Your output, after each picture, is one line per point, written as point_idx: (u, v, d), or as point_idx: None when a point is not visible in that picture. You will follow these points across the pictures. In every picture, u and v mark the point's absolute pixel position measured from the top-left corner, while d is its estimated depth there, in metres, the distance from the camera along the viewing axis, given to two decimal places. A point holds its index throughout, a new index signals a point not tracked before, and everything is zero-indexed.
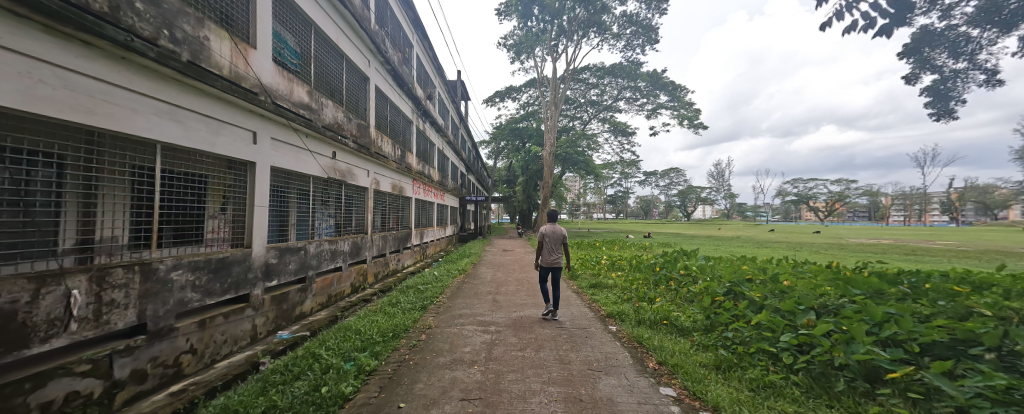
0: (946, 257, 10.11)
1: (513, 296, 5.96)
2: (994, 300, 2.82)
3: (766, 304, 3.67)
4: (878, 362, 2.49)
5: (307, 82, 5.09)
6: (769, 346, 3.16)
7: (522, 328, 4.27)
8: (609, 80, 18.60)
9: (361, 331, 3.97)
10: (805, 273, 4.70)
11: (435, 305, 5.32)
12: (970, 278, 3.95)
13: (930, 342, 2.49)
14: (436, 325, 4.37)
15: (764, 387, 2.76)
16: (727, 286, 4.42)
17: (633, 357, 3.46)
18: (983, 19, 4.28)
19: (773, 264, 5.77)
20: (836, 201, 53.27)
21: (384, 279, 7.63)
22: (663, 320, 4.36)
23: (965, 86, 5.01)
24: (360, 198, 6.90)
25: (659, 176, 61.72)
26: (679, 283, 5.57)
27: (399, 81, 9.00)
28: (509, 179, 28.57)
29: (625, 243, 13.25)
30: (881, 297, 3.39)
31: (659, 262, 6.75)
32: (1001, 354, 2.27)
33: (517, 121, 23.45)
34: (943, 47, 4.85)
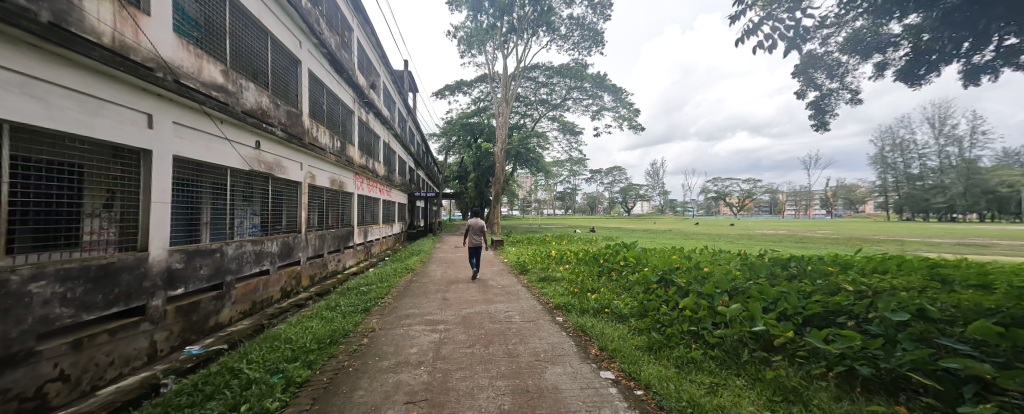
0: (832, 244, 12.07)
1: (463, 293, 5.87)
2: (856, 278, 3.42)
3: (690, 289, 4.04)
4: (777, 334, 2.88)
5: (221, 61, 4.48)
6: (691, 327, 3.48)
7: (472, 325, 4.21)
8: (558, 80, 19.06)
9: (292, 339, 3.60)
10: (722, 260, 5.30)
11: (378, 307, 5.03)
12: (845, 260, 4.77)
13: (812, 314, 2.97)
14: (380, 328, 4.13)
15: (688, 363, 3.03)
16: (660, 274, 4.81)
17: (578, 345, 3.59)
18: (851, 48, 5.08)
19: (700, 253, 6.38)
20: (750, 198, 60.69)
21: (321, 281, 7.05)
22: (604, 308, 4.60)
23: (837, 103, 5.92)
24: (291, 192, 6.28)
25: (605, 173, 65.17)
26: (619, 274, 5.92)
27: (337, 67, 8.36)
28: (461, 175, 28.23)
29: (573, 237, 13.74)
30: (782, 278, 3.92)
31: (603, 254, 7.10)
32: (859, 320, 2.78)
33: (468, 116, 23.20)
34: (822, 70, 5.68)
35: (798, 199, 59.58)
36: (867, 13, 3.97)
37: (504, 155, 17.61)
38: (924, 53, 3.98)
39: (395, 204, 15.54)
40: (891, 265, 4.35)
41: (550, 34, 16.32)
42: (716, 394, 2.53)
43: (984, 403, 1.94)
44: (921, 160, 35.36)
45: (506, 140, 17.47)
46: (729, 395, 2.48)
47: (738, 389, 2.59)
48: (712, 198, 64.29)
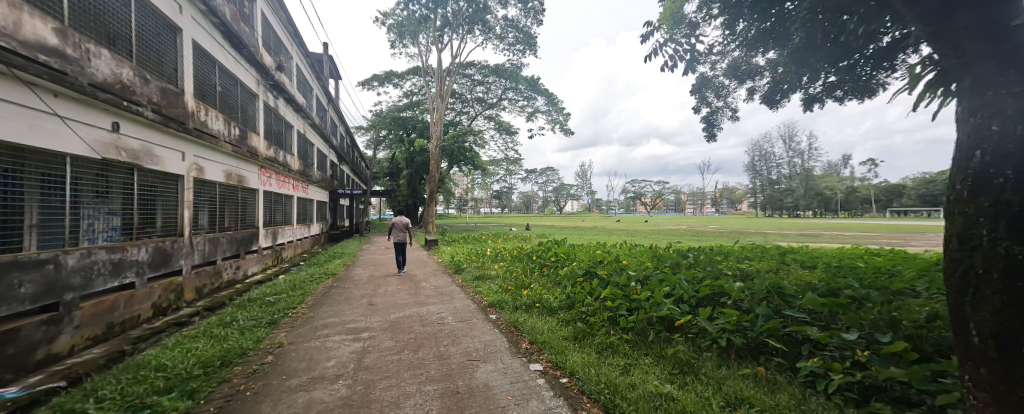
0: (725, 236, 14.24)
1: (392, 296, 5.51)
2: (735, 265, 4.12)
3: (610, 281, 4.42)
4: (677, 315, 3.28)
5: (55, 17, 3.51)
6: (610, 315, 3.79)
7: (400, 330, 3.96)
8: (493, 79, 19.13)
9: (167, 366, 2.97)
10: (639, 253, 5.90)
11: (288, 318, 4.44)
12: (732, 249, 5.65)
13: (703, 296, 3.49)
14: (290, 341, 3.66)
15: (606, 348, 3.27)
16: (585, 268, 5.16)
17: (510, 340, 3.63)
18: (730, 74, 6.06)
19: (621, 247, 6.96)
20: (661, 198, 68.57)
21: (213, 292, 6.00)
22: (536, 303, 4.74)
23: (722, 118, 6.97)
24: (169, 188, 5.24)
25: (538, 173, 67.60)
26: (551, 268, 6.17)
27: (233, 42, 7.19)
28: (392, 172, 26.67)
29: (509, 236, 13.91)
30: (685, 267, 4.49)
31: (536, 251, 7.33)
32: (734, 299, 3.35)
33: (400, 110, 22.05)
34: (711, 90, 6.65)
35: (698, 200, 69.11)
36: (741, 46, 4.76)
37: (438, 152, 17.04)
38: (780, 83, 4.90)
39: (313, 202, 13.98)
40: (762, 253, 5.32)
41: (485, 33, 16.31)
42: (628, 373, 2.78)
43: (813, 357, 2.58)
44: (783, 167, 43.82)
45: (441, 137, 16.88)
46: (639, 373, 2.75)
47: (646, 366, 2.89)
48: (630, 197, 71.13)
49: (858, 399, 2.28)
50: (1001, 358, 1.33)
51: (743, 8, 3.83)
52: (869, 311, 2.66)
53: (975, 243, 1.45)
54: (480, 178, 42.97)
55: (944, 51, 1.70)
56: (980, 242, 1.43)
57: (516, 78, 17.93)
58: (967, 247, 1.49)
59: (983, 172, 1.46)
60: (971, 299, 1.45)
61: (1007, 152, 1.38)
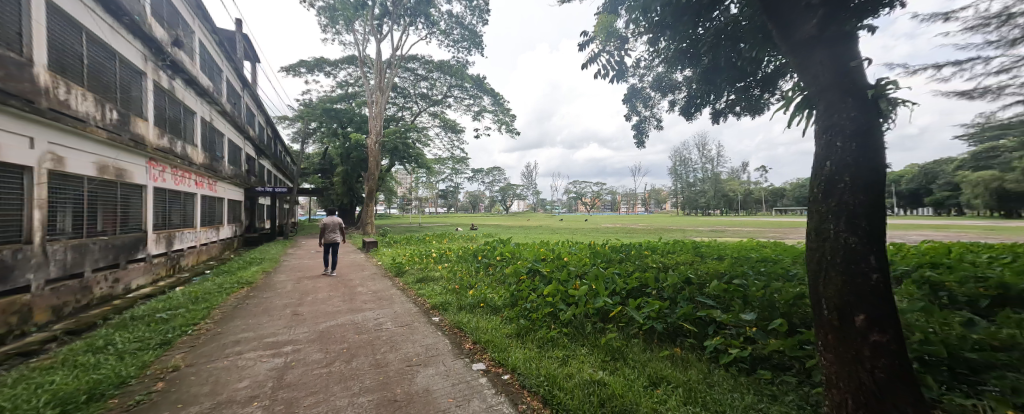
0: (656, 233, 15.54)
1: (322, 304, 5.02)
2: (657, 261, 4.67)
3: (552, 277, 4.60)
4: (610, 307, 3.54)
5: None
6: (551, 309, 3.91)
7: (330, 340, 3.63)
8: (438, 76, 18.51)
9: (3, 408, 2.34)
10: (577, 250, 6.24)
11: (187, 337, 3.80)
12: (658, 246, 6.28)
13: (632, 288, 3.88)
14: (190, 364, 3.13)
15: (547, 342, 3.36)
16: (528, 266, 5.31)
17: (453, 342, 3.53)
18: (657, 88, 6.63)
19: (563, 245, 7.23)
20: (599, 198, 72.77)
21: (80, 311, 4.91)
22: (480, 303, 4.67)
23: (649, 127, 7.62)
24: (11, 183, 4.18)
25: (485, 173, 67.23)
26: (495, 267, 6.18)
27: (108, 6, 5.96)
28: (325, 168, 24.50)
29: (454, 235, 13.60)
30: (618, 261, 4.86)
31: (481, 251, 7.26)
32: (658, 291, 3.77)
33: (333, 101, 20.34)
34: (639, 102, 7.25)
35: (631, 200, 74.79)
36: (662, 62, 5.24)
37: (378, 149, 16.03)
38: (693, 99, 5.49)
39: (224, 201, 12.23)
40: (681, 248, 5.99)
41: (428, 26, 15.78)
42: (566, 364, 2.90)
43: (717, 335, 3.02)
44: (701, 171, 49.41)
45: (381, 133, 15.85)
46: (576, 363, 2.88)
47: (582, 356, 3.04)
48: (572, 197, 74.37)
49: (747, 368, 2.71)
50: (843, 326, 1.67)
51: (665, 27, 4.22)
52: (762, 294, 3.17)
53: (826, 236, 1.78)
54: (424, 177, 41.44)
55: (804, 81, 2.07)
56: (830, 234, 1.76)
57: (462, 76, 17.39)
58: (821, 238, 1.81)
59: (832, 178, 1.79)
60: (823, 281, 1.79)
61: (846, 163, 1.73)
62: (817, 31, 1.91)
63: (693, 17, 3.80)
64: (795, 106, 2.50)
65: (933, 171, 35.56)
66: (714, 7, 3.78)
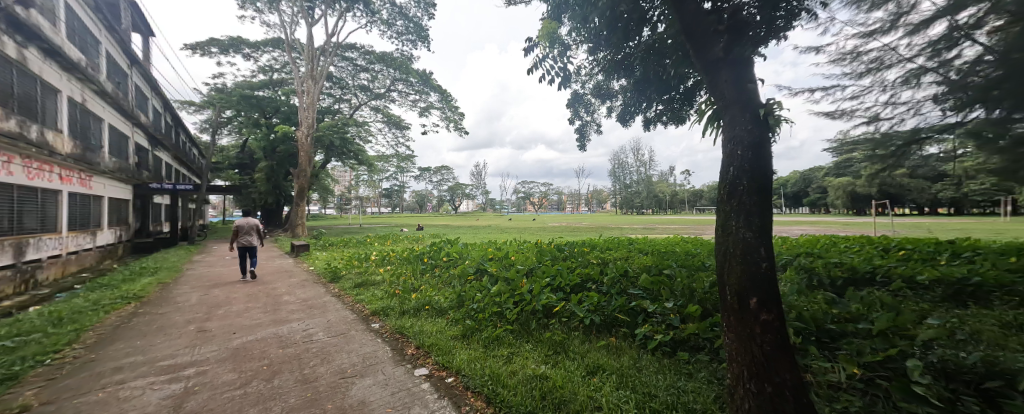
0: (599, 231, 16.37)
1: (237, 317, 4.39)
2: (596, 259, 5.08)
3: (500, 277, 4.66)
4: (554, 303, 3.70)
5: None
6: (498, 308, 3.94)
7: (246, 357, 3.13)
8: (380, 68, 17.09)
9: None
10: (524, 249, 6.44)
11: (48, 367, 3.08)
12: (597, 243, 6.79)
13: (574, 284, 4.17)
14: (46, 402, 2.43)
15: (493, 341, 3.37)
16: (476, 266, 5.34)
17: (393, 349, 3.35)
18: (597, 94, 6.96)
19: (512, 244, 7.32)
20: (546, 198, 74.43)
21: None
22: (425, 305, 4.48)
23: (591, 131, 7.99)
24: None
25: (432, 171, 64.93)
26: (442, 268, 6.00)
27: None
28: (244, 163, 21.73)
29: (398, 236, 12.94)
30: (562, 259, 5.28)
31: (427, 252, 6.99)
32: (597, 288, 4.09)
33: (252, 87, 18.07)
34: (581, 107, 7.57)
35: (575, 199, 77.87)
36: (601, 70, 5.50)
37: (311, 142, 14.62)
38: (629, 107, 5.86)
39: (102, 201, 10.20)
40: (619, 245, 6.45)
41: (369, 15, 14.88)
42: (510, 362, 2.94)
43: (646, 323, 3.31)
44: (636, 174, 53.30)
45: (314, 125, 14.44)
46: (520, 360, 2.93)
47: (526, 352, 3.10)
48: (520, 197, 75.14)
49: (670, 351, 2.99)
50: (741, 309, 1.94)
51: (602, 36, 4.43)
52: (682, 285, 3.72)
53: (729, 231, 2.03)
54: (366, 175, 38.82)
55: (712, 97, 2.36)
56: (732, 230, 2.01)
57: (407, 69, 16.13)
58: (725, 233, 2.06)
59: (733, 182, 2.06)
60: (727, 270, 2.04)
61: (743, 170, 2.01)
62: (724, 54, 2.18)
63: (626, 31, 4.11)
64: (709, 118, 2.81)
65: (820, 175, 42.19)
66: (644, 24, 4.12)
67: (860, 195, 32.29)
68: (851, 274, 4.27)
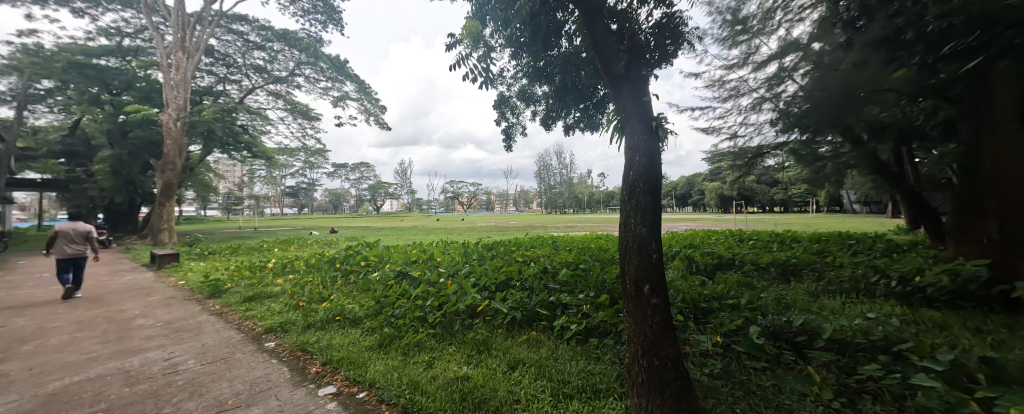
0: (525, 230, 16.80)
1: (58, 350, 3.35)
2: (519, 258, 5.26)
3: (424, 280, 4.48)
4: (478, 302, 3.72)
5: None
6: (420, 312, 3.78)
7: (68, 405, 2.34)
8: (280, 47, 14.24)
9: None
10: (451, 250, 6.32)
11: None
12: (522, 242, 6.97)
13: (499, 283, 4.24)
14: None
15: (413, 347, 3.20)
16: (397, 271, 5.04)
17: (292, 369, 2.96)
18: (521, 97, 6.98)
19: (436, 245, 7.09)
20: (475, 197, 73.58)
21: None
22: (336, 317, 4.05)
23: (516, 132, 8.06)
24: None
25: (350, 168, 59.25)
26: (358, 275, 5.53)
27: None
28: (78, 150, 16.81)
29: (305, 240, 11.56)
30: (488, 258, 5.39)
31: (339, 258, 6.35)
32: (520, 285, 4.21)
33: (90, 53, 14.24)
34: (507, 111, 7.53)
35: (503, 199, 78.67)
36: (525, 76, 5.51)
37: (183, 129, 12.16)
38: (551, 112, 5.91)
39: None
40: (542, 244, 6.71)
41: None
42: (430, 367, 2.84)
43: (563, 315, 3.50)
44: (557, 175, 56.26)
45: (185, 108, 12.00)
46: (441, 364, 2.85)
47: (448, 354, 3.04)
48: (448, 197, 73.12)
49: (583, 338, 3.20)
50: (637, 295, 2.17)
51: (522, 41, 4.49)
52: (595, 276, 4.09)
53: (630, 227, 2.24)
54: (266, 171, 33.60)
55: (616, 109, 2.57)
56: (632, 226, 2.23)
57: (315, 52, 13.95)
58: (627, 229, 2.27)
59: (631, 184, 2.29)
60: (626, 262, 2.26)
61: (639, 176, 2.24)
62: (624, 71, 2.40)
63: (544, 37, 4.26)
64: (616, 127, 3.06)
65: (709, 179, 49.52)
66: (559, 32, 4.35)
67: (737, 196, 38.67)
68: (720, 262, 5.18)
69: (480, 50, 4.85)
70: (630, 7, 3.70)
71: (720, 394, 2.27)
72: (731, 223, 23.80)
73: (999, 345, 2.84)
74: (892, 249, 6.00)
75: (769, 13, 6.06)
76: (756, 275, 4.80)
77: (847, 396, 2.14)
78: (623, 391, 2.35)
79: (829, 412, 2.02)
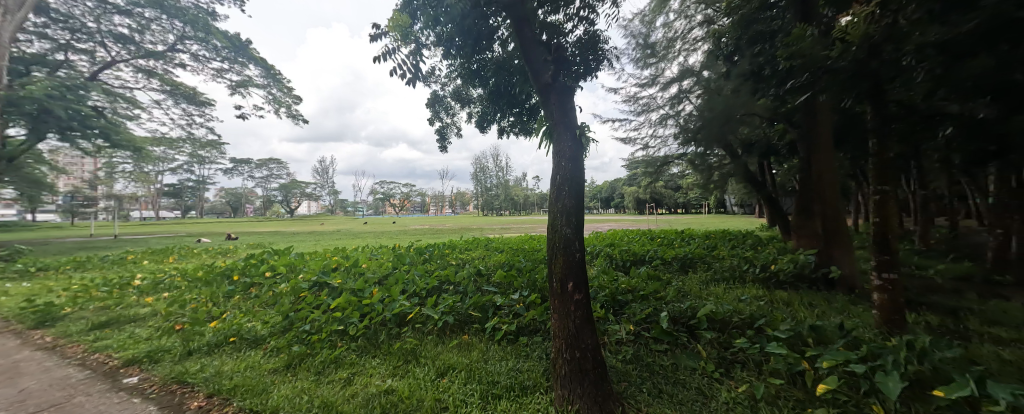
0: (458, 233, 16.52)
1: None
2: (453, 261, 5.13)
3: (344, 289, 4.08)
4: (408, 309, 3.52)
5: None
6: (339, 325, 3.41)
7: None
8: (154, 16, 11.44)
9: None
10: (377, 255, 5.90)
11: None
12: (456, 244, 6.84)
13: (431, 288, 4.06)
14: None
15: (330, 364, 2.87)
16: (312, 280, 4.50)
17: (163, 406, 2.40)
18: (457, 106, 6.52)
19: (361, 251, 6.55)
20: (406, 199, 69.74)
21: None
22: (230, 338, 3.44)
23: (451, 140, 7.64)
24: None
25: (256, 165, 51.63)
26: (262, 287, 4.83)
27: None
28: None
29: (189, 249, 9.72)
30: (420, 262, 5.16)
31: (239, 268, 5.48)
32: (453, 288, 4.10)
33: None
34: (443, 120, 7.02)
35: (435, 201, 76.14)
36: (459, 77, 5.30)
37: None
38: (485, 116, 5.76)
39: None
40: (475, 246, 6.65)
41: None
42: (350, 384, 2.57)
43: (495, 315, 3.49)
44: (494, 177, 56.84)
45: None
46: (363, 379, 2.60)
47: (371, 368, 2.79)
48: (376, 198, 68.29)
49: (514, 337, 3.22)
50: (562, 292, 2.24)
51: (457, 42, 4.29)
52: (527, 277, 4.17)
53: (556, 229, 2.30)
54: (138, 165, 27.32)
55: (546, 118, 2.61)
56: (558, 227, 2.30)
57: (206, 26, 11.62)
58: (554, 231, 2.33)
59: (558, 188, 2.36)
60: (553, 262, 2.33)
61: (565, 182, 2.33)
62: (551, 81, 2.47)
63: (477, 39, 4.17)
64: (545, 133, 3.12)
65: (629, 183, 54.38)
66: (492, 37, 4.34)
67: (652, 198, 43.09)
68: (635, 258, 5.71)
69: (409, 46, 4.47)
70: (558, 21, 3.85)
71: (630, 377, 2.47)
72: (645, 222, 26.75)
73: (821, 314, 3.67)
74: (759, 243, 7.28)
75: (670, 42, 7.07)
76: (663, 268, 5.40)
77: (724, 367, 2.55)
78: (549, 385, 2.40)
79: (708, 381, 2.41)
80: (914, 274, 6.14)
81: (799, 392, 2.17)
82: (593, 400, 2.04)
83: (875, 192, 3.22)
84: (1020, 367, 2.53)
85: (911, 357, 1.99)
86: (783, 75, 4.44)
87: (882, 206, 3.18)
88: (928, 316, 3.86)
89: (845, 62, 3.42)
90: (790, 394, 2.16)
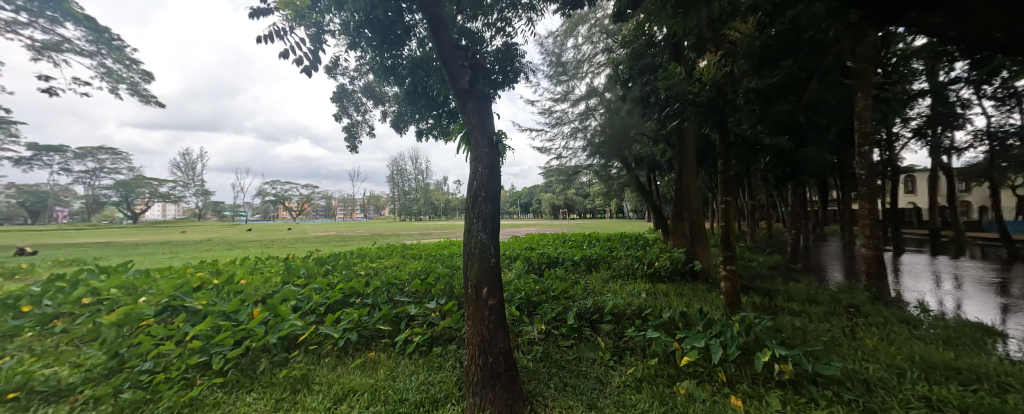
0: (368, 239, 15.10)
1: None
2: (362, 272, 4.58)
3: (211, 311, 3.27)
4: (300, 329, 2.99)
5: None
6: (199, 357, 2.71)
7: None
8: None
9: None
10: (263, 267, 4.95)
11: None
12: (366, 251, 6.20)
13: (331, 302, 3.55)
14: None
15: (180, 410, 2.22)
16: (163, 302, 3.49)
17: None
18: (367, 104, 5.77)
19: (240, 263, 5.43)
20: (303, 202, 60.99)
21: None
22: (11, 393, 2.37)
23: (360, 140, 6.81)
24: None
25: None
26: (79, 318, 3.55)
27: None
28: None
29: None
30: (321, 275, 4.49)
31: (36, 291, 3.94)
32: (359, 299, 3.67)
33: None
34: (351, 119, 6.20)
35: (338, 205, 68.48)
36: (371, 72, 4.83)
37: None
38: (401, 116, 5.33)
39: None
40: (386, 253, 6.12)
41: None
42: None
43: (407, 328, 3.22)
44: (412, 181, 53.43)
45: None
46: None
47: (245, 405, 2.27)
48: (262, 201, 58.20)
49: (427, 348, 3.01)
50: (476, 298, 2.15)
51: (366, 33, 3.86)
52: (445, 284, 3.97)
53: (471, 234, 2.22)
54: None
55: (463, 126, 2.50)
56: (474, 231, 2.22)
57: None
58: (470, 234, 2.24)
59: (474, 195, 2.29)
60: (468, 267, 2.23)
61: (480, 192, 2.26)
62: (468, 87, 2.39)
63: (389, 33, 3.82)
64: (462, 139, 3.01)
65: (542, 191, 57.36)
66: (408, 33, 4.05)
67: (563, 205, 46.23)
68: (549, 261, 5.97)
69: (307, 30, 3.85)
70: (477, 28, 3.81)
71: (540, 375, 2.52)
72: (560, 226, 28.49)
73: (689, 302, 4.36)
74: (645, 244, 8.37)
75: (578, 63, 7.66)
76: (572, 269, 5.76)
77: (619, 354, 2.79)
78: (461, 396, 2.28)
79: (605, 369, 2.60)
80: (747, 265, 7.81)
81: (672, 369, 2.49)
82: (503, 404, 2.00)
83: (722, 202, 3.98)
84: (805, 331, 3.40)
85: (748, 330, 2.48)
86: (660, 102, 5.21)
87: (726, 213, 3.93)
88: (755, 297, 4.93)
89: (702, 94, 4.18)
90: (664, 371, 2.47)
